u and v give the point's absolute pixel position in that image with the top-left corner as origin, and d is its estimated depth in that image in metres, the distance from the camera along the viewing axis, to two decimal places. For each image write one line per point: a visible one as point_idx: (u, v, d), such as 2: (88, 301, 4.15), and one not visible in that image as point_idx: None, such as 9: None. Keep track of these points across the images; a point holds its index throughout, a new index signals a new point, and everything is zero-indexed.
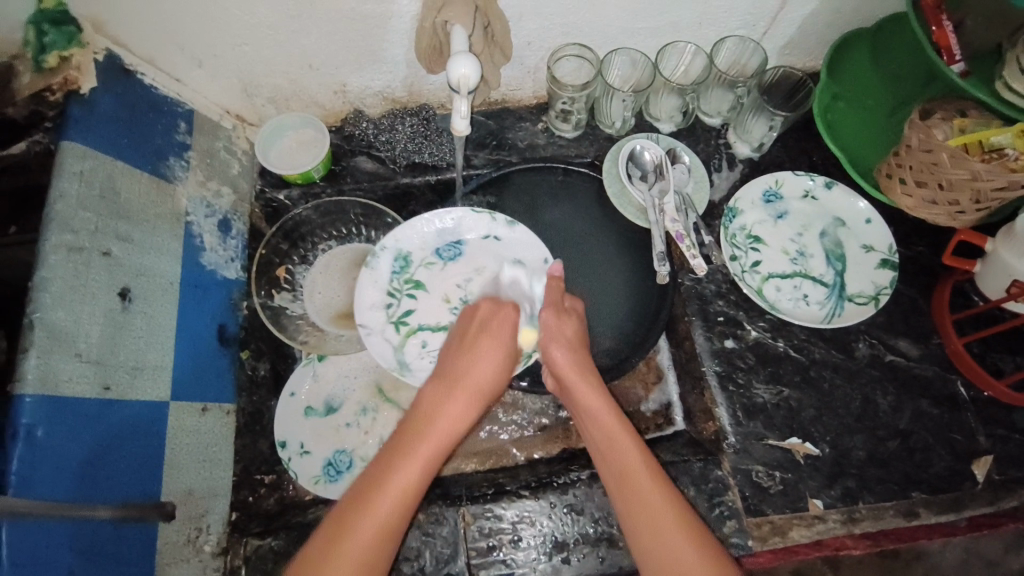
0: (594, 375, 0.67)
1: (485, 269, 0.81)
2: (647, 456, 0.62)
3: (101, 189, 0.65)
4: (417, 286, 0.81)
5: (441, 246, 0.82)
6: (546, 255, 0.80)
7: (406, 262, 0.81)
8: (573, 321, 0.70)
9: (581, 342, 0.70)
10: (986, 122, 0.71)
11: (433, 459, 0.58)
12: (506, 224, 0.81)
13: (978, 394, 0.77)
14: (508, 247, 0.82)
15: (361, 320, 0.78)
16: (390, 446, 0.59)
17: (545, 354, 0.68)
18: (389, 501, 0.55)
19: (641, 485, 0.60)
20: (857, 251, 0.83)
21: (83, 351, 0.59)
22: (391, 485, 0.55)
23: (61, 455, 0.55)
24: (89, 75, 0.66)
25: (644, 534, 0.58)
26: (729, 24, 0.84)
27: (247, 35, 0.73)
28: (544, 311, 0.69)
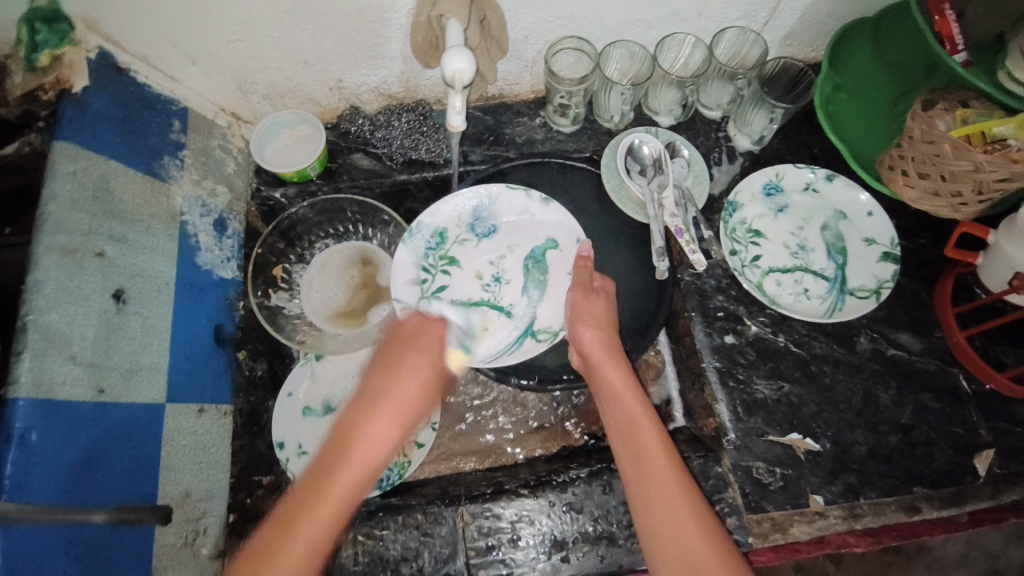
0: (620, 358, 0.69)
1: (519, 247, 0.82)
2: (663, 437, 0.63)
3: (93, 189, 0.65)
4: (451, 262, 0.81)
5: (474, 222, 0.82)
6: (579, 234, 0.82)
7: (441, 237, 0.81)
8: (601, 303, 0.73)
9: (610, 324, 0.72)
10: (988, 112, 0.70)
11: (354, 487, 0.54)
12: (541, 201, 0.81)
13: (980, 388, 0.77)
14: (542, 226, 0.82)
15: (397, 296, 0.78)
16: (303, 482, 0.55)
17: (573, 333, 0.71)
18: (299, 546, 0.51)
19: (657, 467, 0.60)
20: (858, 244, 0.82)
21: (77, 353, 0.59)
22: (302, 528, 0.52)
23: (55, 459, 0.55)
24: (81, 74, 0.66)
25: (655, 515, 0.58)
26: (729, 15, 0.83)
27: (240, 31, 0.72)
28: (573, 291, 0.73)
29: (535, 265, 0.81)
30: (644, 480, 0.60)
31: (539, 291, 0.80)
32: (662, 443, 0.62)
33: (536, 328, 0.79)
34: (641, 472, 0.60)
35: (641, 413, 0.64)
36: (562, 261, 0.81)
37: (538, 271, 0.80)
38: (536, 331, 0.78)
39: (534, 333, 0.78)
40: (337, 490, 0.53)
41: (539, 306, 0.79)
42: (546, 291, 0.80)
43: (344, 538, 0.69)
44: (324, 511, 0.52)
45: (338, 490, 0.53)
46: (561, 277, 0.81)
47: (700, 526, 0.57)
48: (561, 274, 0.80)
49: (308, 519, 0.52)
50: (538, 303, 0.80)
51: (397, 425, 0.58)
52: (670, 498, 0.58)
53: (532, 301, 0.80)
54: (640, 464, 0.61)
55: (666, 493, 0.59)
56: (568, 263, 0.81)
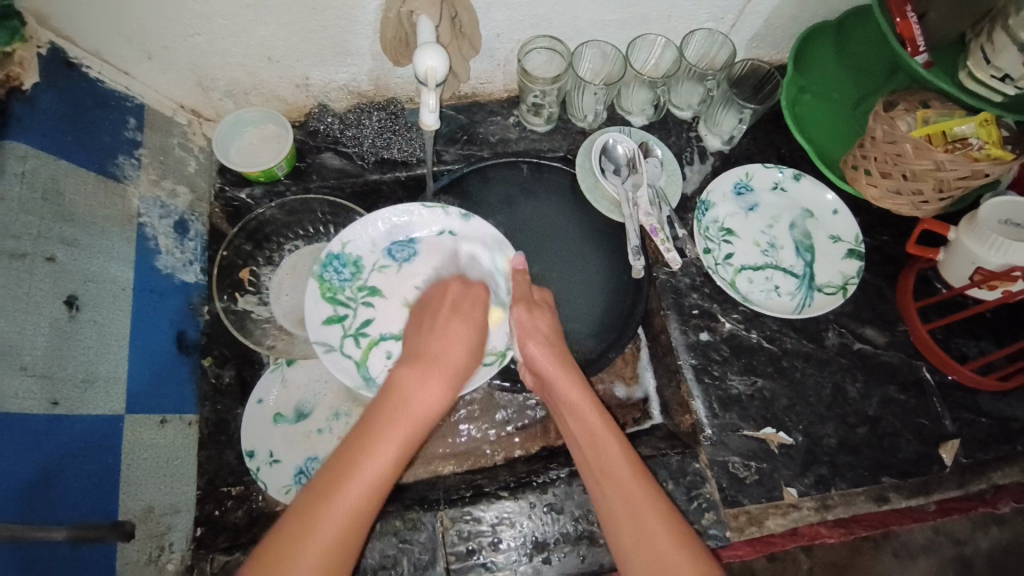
0: (576, 370, 0.68)
1: (443, 268, 0.77)
2: (627, 449, 0.62)
3: (43, 191, 0.61)
4: (372, 292, 0.76)
5: (391, 247, 0.78)
6: (506, 248, 0.77)
7: (355, 266, 0.76)
8: (547, 318, 0.72)
9: (558, 338, 0.71)
10: (949, 112, 0.73)
11: (408, 435, 0.58)
12: (458, 218, 0.77)
13: (943, 379, 0.80)
14: (463, 243, 0.78)
15: (318, 338, 0.73)
16: (353, 436, 0.58)
17: (522, 352, 0.69)
18: (357, 490, 0.54)
19: (620, 478, 0.60)
20: (825, 242, 0.84)
21: (28, 363, 0.56)
22: (358, 477, 0.54)
23: (9, 476, 0.52)
24: (31, 70, 0.63)
25: (626, 531, 0.58)
26: (698, 17, 0.84)
27: (200, 25, 0.69)
28: (516, 308, 0.70)
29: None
30: (615, 499, 0.59)
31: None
32: (624, 453, 0.62)
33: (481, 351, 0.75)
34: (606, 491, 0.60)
35: (600, 427, 0.64)
36: (493, 279, 0.76)
37: None
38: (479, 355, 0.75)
39: None
40: (396, 437, 0.57)
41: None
42: (483, 312, 0.75)
43: None
44: (382, 461, 0.56)
45: (399, 435, 0.58)
46: (495, 294, 0.76)
47: (680, 542, 0.56)
48: (494, 291, 0.76)
49: (365, 469, 0.55)
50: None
51: (444, 389, 0.63)
52: (638, 508, 0.58)
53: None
54: (605, 481, 0.61)
55: (634, 504, 0.58)
56: (499, 278, 0.76)
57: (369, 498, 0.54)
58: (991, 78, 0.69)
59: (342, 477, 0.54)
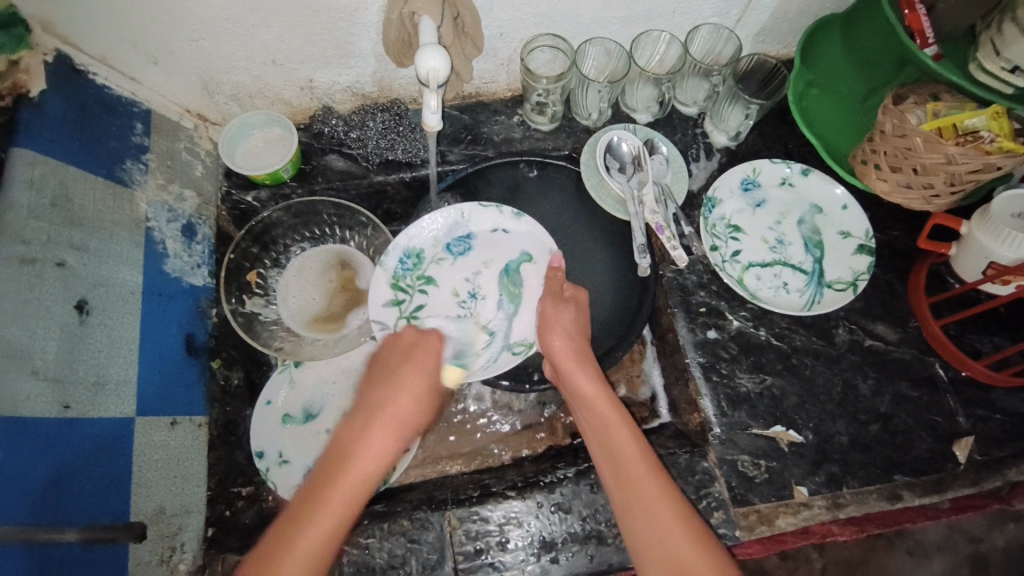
0: (592, 364, 0.68)
1: (494, 262, 0.79)
2: (640, 441, 0.62)
3: (52, 197, 0.62)
4: (428, 281, 0.78)
5: (450, 241, 0.80)
6: (552, 247, 0.79)
7: (417, 258, 0.78)
8: (571, 312, 0.71)
9: (580, 331, 0.71)
10: (958, 105, 0.72)
11: (347, 498, 0.56)
12: (512, 217, 0.79)
13: (956, 374, 0.78)
14: (515, 240, 0.80)
15: (375, 317, 0.75)
16: (297, 501, 0.56)
17: (543, 343, 0.70)
18: (296, 560, 0.52)
19: (632, 471, 0.60)
20: (834, 238, 0.83)
21: (40, 367, 0.56)
22: (295, 546, 0.52)
23: (23, 478, 0.52)
24: (38, 79, 0.64)
25: (639, 526, 0.57)
26: (702, 12, 0.83)
27: (205, 30, 0.70)
28: (542, 300, 0.72)
29: (510, 280, 0.79)
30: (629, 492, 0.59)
31: (514, 304, 0.78)
32: (638, 447, 0.62)
33: (512, 341, 0.77)
34: (618, 483, 0.60)
35: (615, 421, 0.64)
36: (537, 274, 0.79)
37: (514, 286, 0.78)
38: (512, 344, 0.76)
39: (510, 346, 0.76)
40: (336, 501, 0.55)
41: (515, 319, 0.77)
42: (521, 304, 0.78)
43: None
44: (320, 531, 0.53)
45: (340, 498, 0.55)
46: (537, 289, 0.78)
47: (692, 538, 0.56)
48: (536, 287, 0.78)
49: (303, 537, 0.53)
50: (514, 316, 0.77)
51: (392, 440, 0.60)
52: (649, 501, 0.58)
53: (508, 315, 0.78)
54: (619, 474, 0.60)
55: (646, 497, 0.58)
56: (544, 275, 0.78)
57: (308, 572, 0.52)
58: (1001, 70, 0.68)
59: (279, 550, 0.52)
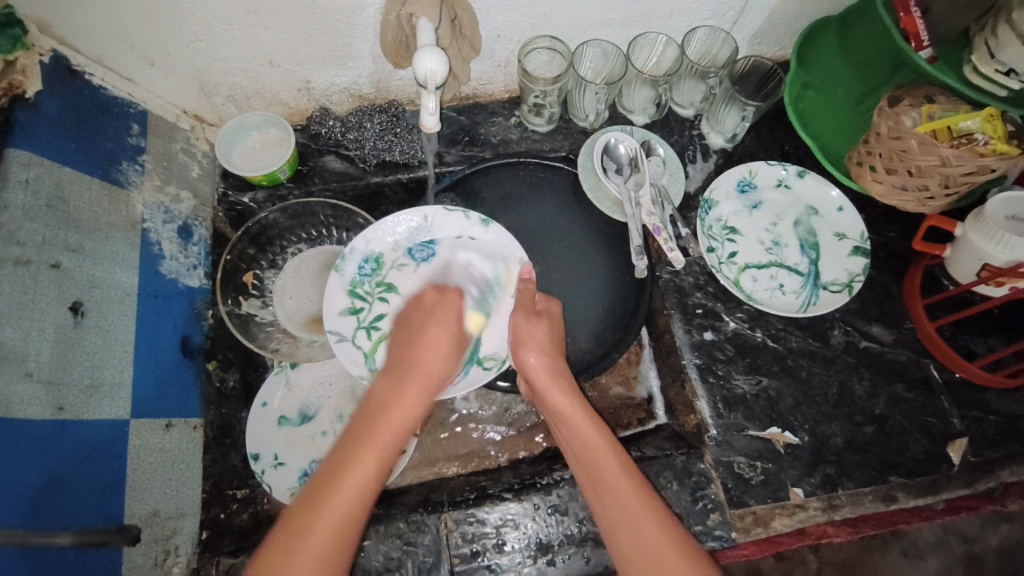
0: (569, 381, 0.68)
1: (460, 271, 0.77)
2: (622, 458, 0.62)
3: (48, 198, 0.61)
4: (389, 289, 0.76)
5: (413, 246, 0.78)
6: (522, 256, 0.77)
7: (376, 263, 0.77)
8: (543, 326, 0.70)
9: (554, 345, 0.70)
10: (953, 108, 0.73)
11: (388, 443, 0.60)
12: (480, 223, 0.77)
13: (950, 376, 0.79)
14: (482, 247, 0.78)
15: (331, 327, 0.73)
16: (338, 449, 0.59)
17: (517, 361, 0.69)
18: (343, 499, 0.55)
19: (619, 490, 0.60)
20: (830, 239, 0.83)
21: (34, 370, 0.56)
22: (336, 495, 0.56)
23: (18, 481, 0.52)
24: (34, 78, 0.63)
25: (628, 547, 0.57)
26: (698, 14, 0.83)
27: (200, 30, 0.70)
28: (514, 314, 0.71)
29: (478, 289, 0.75)
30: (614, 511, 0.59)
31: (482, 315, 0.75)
32: (622, 465, 0.61)
33: (481, 356, 0.75)
34: (605, 503, 0.60)
35: (597, 438, 0.63)
36: (506, 284, 0.76)
37: (480, 296, 0.76)
38: (480, 359, 0.75)
39: (479, 361, 0.75)
40: (373, 453, 0.58)
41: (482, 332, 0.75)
42: (490, 315, 0.75)
43: None
44: (363, 471, 0.57)
45: (376, 451, 0.59)
46: (505, 301, 0.76)
47: (681, 555, 0.56)
48: (504, 298, 0.76)
49: (343, 488, 0.56)
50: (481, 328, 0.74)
51: (426, 393, 0.64)
52: (639, 521, 0.58)
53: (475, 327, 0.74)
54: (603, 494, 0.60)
55: (636, 518, 0.58)
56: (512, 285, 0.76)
57: (354, 509, 0.56)
58: (995, 73, 0.68)
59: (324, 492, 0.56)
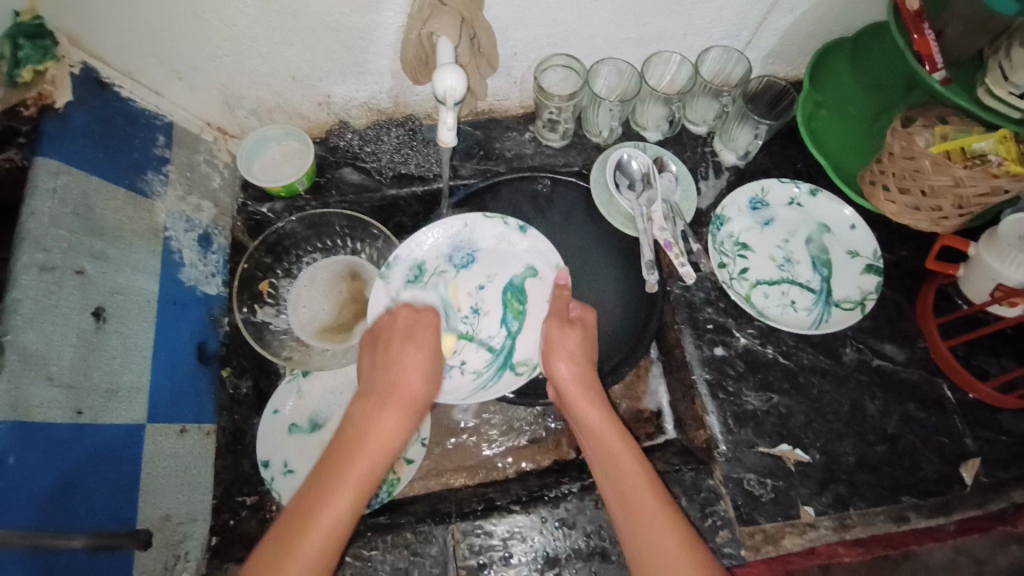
0: (597, 392, 0.69)
1: (497, 277, 0.79)
2: (646, 470, 0.62)
3: (74, 206, 0.63)
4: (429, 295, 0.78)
5: (453, 253, 0.79)
6: (559, 262, 0.78)
7: (418, 269, 0.78)
8: (577, 335, 0.72)
9: (587, 354, 0.71)
10: (967, 129, 0.72)
11: (368, 474, 0.58)
12: (518, 230, 0.79)
13: (964, 397, 0.78)
14: (519, 253, 0.80)
15: None
16: (315, 480, 0.58)
17: (547, 368, 0.71)
18: (319, 534, 0.54)
19: (642, 504, 0.60)
20: (842, 257, 0.83)
21: (55, 374, 0.57)
22: (318, 516, 0.55)
23: (34, 482, 0.53)
24: (63, 90, 0.65)
25: (648, 561, 0.57)
26: (712, 34, 0.84)
27: (228, 47, 0.72)
28: (549, 322, 0.72)
29: (515, 296, 0.79)
30: (635, 522, 0.59)
31: (518, 321, 0.78)
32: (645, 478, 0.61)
33: (514, 362, 0.77)
34: (628, 517, 0.60)
35: (622, 450, 0.64)
36: (542, 289, 0.79)
37: (517, 303, 0.78)
38: (513, 364, 0.77)
39: (512, 366, 0.77)
40: (348, 487, 0.57)
41: (518, 338, 0.78)
42: (525, 322, 0.78)
43: None
44: (341, 502, 0.56)
45: (354, 480, 0.57)
46: (541, 307, 0.78)
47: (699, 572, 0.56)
48: (540, 303, 0.78)
49: (326, 513, 0.55)
50: (516, 334, 0.78)
51: (405, 419, 0.63)
52: (660, 537, 0.57)
53: (511, 333, 0.78)
54: (625, 504, 0.60)
55: (657, 533, 0.58)
56: (548, 290, 0.79)
57: (331, 544, 0.54)
58: (1009, 95, 0.68)
59: (300, 528, 0.54)
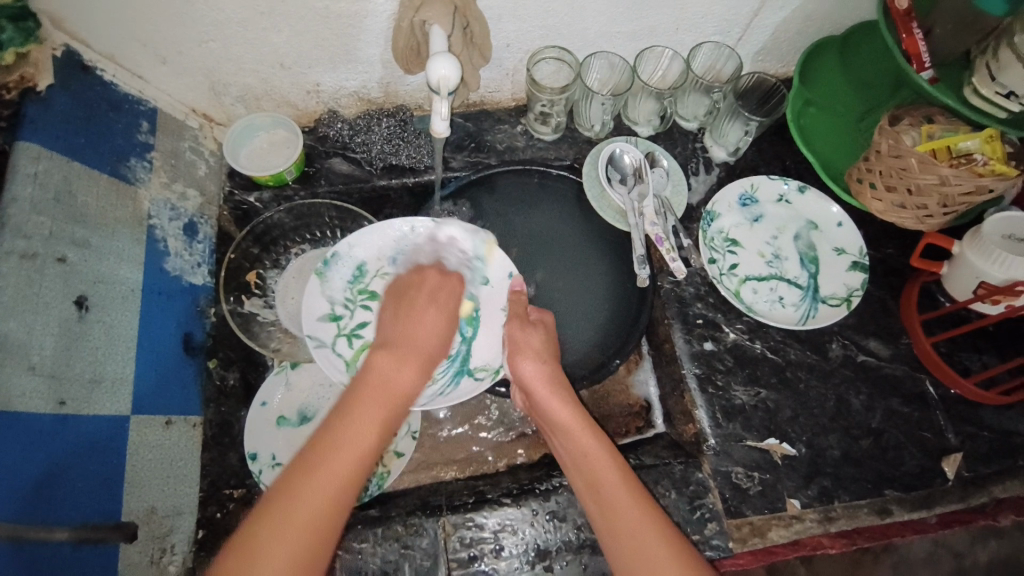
0: (566, 389, 0.68)
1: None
2: (620, 466, 0.62)
3: (55, 192, 0.61)
4: (372, 297, 0.76)
5: (397, 256, 0.77)
6: (511, 269, 0.77)
7: (359, 272, 0.76)
8: (538, 334, 0.72)
9: (550, 352, 0.71)
10: (953, 127, 0.74)
11: (389, 410, 0.60)
12: (469, 236, 0.77)
13: (946, 392, 0.80)
14: (471, 260, 0.77)
15: (308, 332, 0.72)
16: (335, 415, 0.59)
17: (513, 368, 0.70)
18: (343, 462, 0.55)
19: (617, 497, 0.60)
20: (829, 254, 0.84)
21: (37, 363, 0.56)
22: (340, 448, 0.56)
23: (16, 474, 0.52)
24: (46, 73, 0.64)
25: (627, 558, 0.57)
26: (704, 30, 0.85)
27: (214, 31, 0.70)
28: (510, 323, 0.72)
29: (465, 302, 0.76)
30: (612, 519, 0.59)
31: (472, 327, 0.75)
32: (619, 474, 0.62)
33: (473, 366, 0.74)
34: (607, 515, 0.60)
35: (595, 447, 0.64)
36: (495, 296, 0.76)
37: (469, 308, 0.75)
38: (472, 369, 0.74)
39: (471, 372, 0.74)
40: (370, 421, 0.58)
41: (473, 343, 0.75)
42: (479, 327, 0.75)
43: None
44: (365, 431, 0.57)
45: (377, 413, 0.59)
46: (495, 313, 0.76)
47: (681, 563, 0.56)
48: (495, 310, 0.76)
49: (350, 441, 0.56)
50: (471, 339, 0.75)
51: (423, 369, 0.65)
52: (638, 531, 0.58)
53: (465, 338, 0.75)
54: (602, 503, 0.60)
55: (633, 528, 0.58)
56: (502, 298, 0.76)
57: (355, 469, 0.55)
58: (996, 95, 0.70)
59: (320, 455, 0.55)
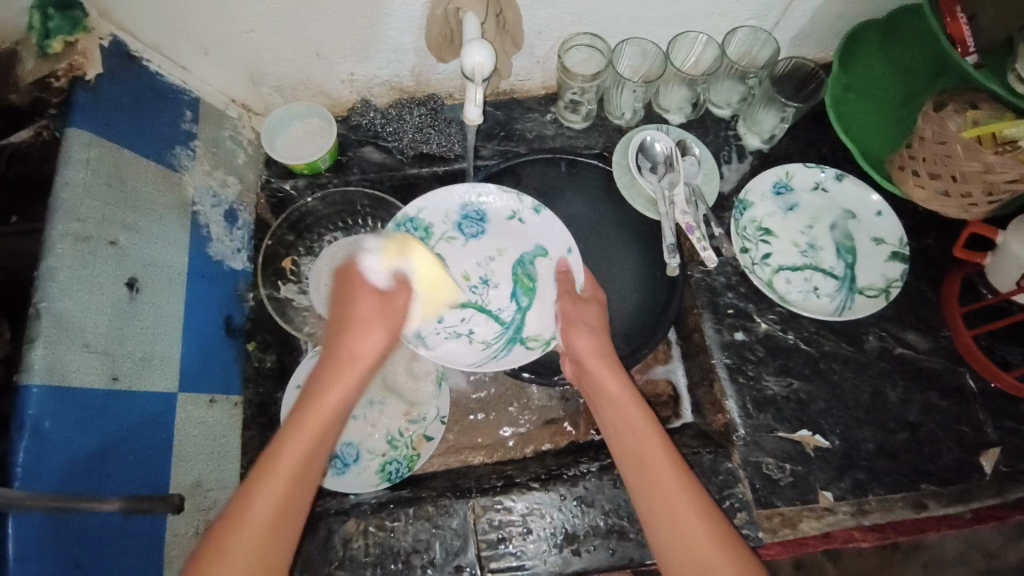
0: (618, 364, 0.69)
1: (508, 252, 0.80)
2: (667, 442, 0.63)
3: (107, 177, 0.64)
4: (436, 258, 0.79)
5: (462, 220, 0.80)
6: (570, 245, 0.79)
7: (425, 232, 0.79)
8: (593, 310, 0.74)
9: (603, 326, 0.72)
10: (998, 114, 0.70)
11: (299, 453, 0.58)
12: (533, 208, 0.80)
13: (985, 387, 0.77)
14: (532, 232, 0.80)
15: None
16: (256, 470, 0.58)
17: (567, 340, 0.71)
18: (254, 520, 0.55)
19: (664, 474, 0.60)
20: (867, 244, 0.82)
21: (91, 341, 0.59)
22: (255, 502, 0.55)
23: (70, 446, 0.55)
24: (94, 61, 0.66)
25: (669, 532, 0.58)
26: (740, 14, 0.83)
27: (255, 23, 0.72)
28: (562, 301, 0.74)
29: (524, 273, 0.79)
30: (655, 492, 0.60)
31: (527, 297, 0.79)
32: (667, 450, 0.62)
33: (525, 336, 0.77)
34: (649, 488, 0.60)
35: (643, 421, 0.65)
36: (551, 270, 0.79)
37: (527, 279, 0.79)
38: (524, 338, 0.77)
39: (524, 340, 0.77)
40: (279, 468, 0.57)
41: (528, 313, 0.78)
42: (535, 298, 0.79)
43: (354, 528, 0.69)
44: (273, 482, 0.56)
45: (289, 459, 0.58)
46: (551, 285, 0.79)
47: (720, 543, 0.57)
48: (550, 282, 0.79)
49: (259, 497, 0.55)
50: (526, 309, 0.78)
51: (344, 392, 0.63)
52: (679, 507, 0.58)
53: (521, 308, 0.79)
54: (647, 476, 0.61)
55: (676, 505, 0.59)
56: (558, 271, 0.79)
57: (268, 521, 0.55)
58: None
59: (237, 516, 0.55)
